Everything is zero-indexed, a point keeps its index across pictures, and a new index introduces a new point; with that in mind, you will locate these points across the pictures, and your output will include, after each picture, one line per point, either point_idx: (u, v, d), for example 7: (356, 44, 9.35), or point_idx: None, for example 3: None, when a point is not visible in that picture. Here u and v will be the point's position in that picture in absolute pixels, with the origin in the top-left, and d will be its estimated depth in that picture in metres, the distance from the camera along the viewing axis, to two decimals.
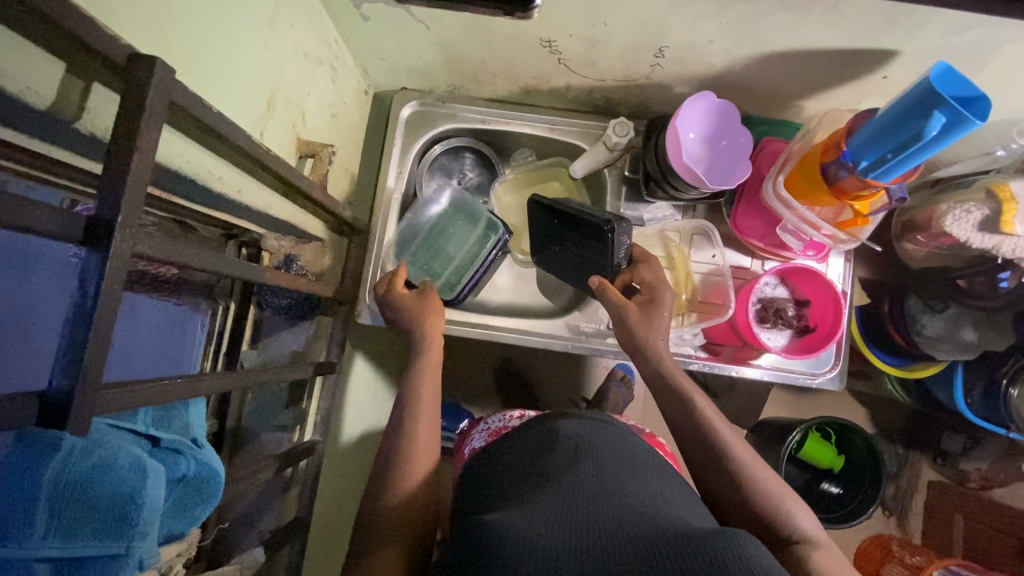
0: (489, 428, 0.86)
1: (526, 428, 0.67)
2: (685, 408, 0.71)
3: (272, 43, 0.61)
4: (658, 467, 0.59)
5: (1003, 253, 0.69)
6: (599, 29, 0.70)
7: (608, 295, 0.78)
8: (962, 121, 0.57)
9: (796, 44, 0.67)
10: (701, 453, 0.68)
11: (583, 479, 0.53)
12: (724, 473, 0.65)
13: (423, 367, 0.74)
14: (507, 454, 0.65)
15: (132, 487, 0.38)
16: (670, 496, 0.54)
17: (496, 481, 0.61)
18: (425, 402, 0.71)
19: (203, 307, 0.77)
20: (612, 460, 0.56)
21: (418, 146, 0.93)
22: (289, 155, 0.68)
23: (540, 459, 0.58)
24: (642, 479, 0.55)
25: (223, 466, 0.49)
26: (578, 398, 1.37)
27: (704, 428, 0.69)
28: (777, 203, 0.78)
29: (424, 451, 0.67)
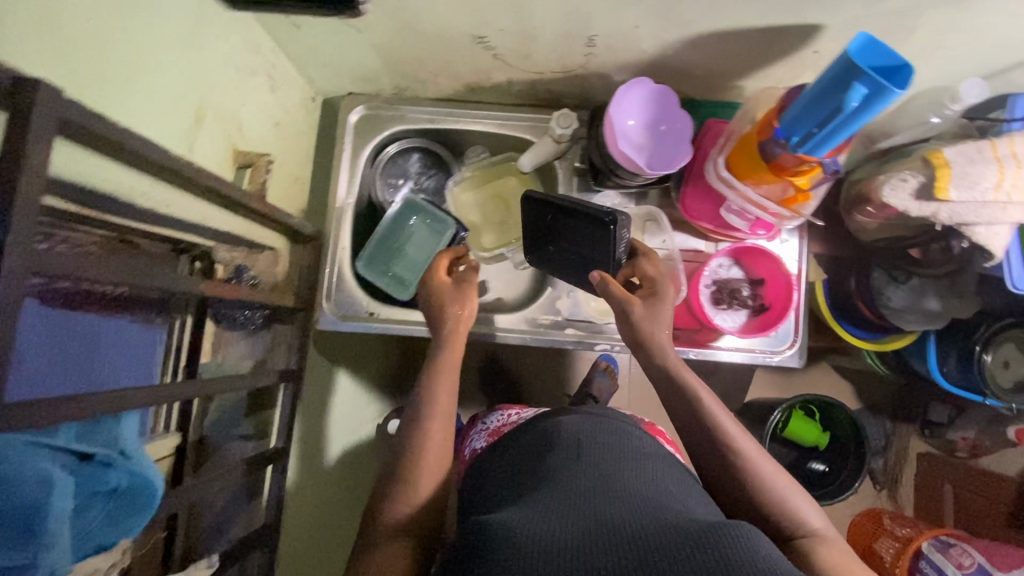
0: (488, 428, 0.86)
1: (526, 426, 0.70)
2: (675, 395, 0.70)
3: (198, 56, 0.62)
4: (653, 461, 0.62)
5: (941, 221, 0.69)
6: (526, 22, 0.70)
7: (613, 290, 0.76)
8: (882, 91, 0.57)
9: (719, 24, 0.68)
10: (698, 442, 0.68)
11: (583, 478, 0.56)
12: (720, 461, 0.65)
13: (440, 367, 0.72)
14: (507, 456, 0.67)
15: (35, 501, 0.39)
16: (668, 489, 0.57)
17: (498, 482, 0.64)
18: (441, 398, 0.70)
19: (157, 322, 0.74)
20: (610, 457, 0.59)
21: (369, 150, 0.94)
22: (225, 167, 0.69)
23: (539, 459, 0.61)
24: (642, 474, 0.58)
25: (159, 477, 0.50)
26: (560, 390, 1.37)
27: (700, 417, 0.68)
28: (719, 184, 0.79)
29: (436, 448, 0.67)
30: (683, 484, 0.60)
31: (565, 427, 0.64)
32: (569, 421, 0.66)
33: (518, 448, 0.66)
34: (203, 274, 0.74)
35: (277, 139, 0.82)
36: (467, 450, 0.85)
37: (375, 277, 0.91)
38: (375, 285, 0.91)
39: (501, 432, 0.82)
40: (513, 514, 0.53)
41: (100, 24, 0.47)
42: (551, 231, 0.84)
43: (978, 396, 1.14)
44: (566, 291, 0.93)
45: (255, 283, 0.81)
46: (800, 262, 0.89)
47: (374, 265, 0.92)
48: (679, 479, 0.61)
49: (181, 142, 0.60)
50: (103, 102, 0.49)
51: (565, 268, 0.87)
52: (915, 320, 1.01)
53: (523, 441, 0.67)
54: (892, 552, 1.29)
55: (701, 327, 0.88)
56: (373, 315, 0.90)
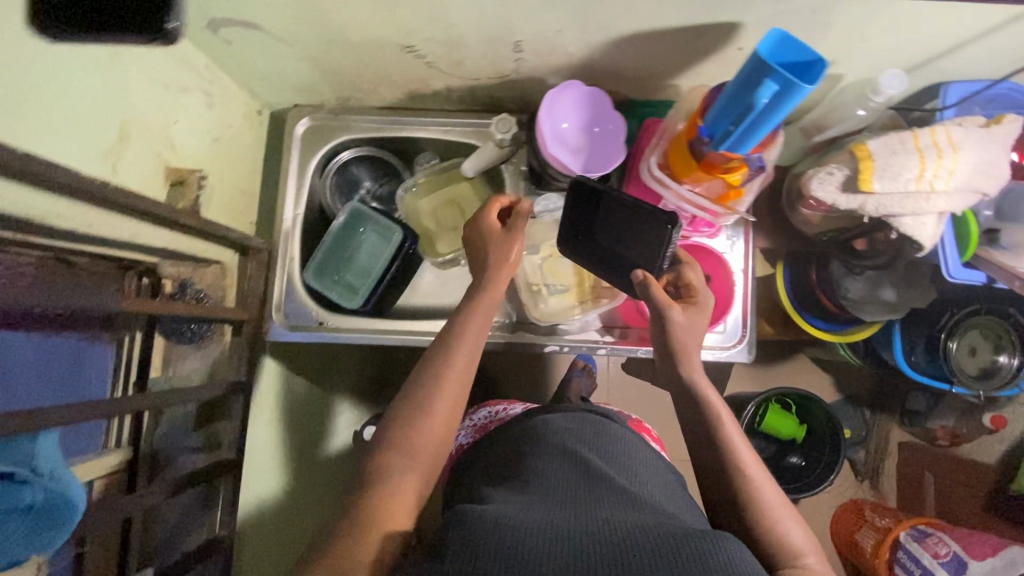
0: (474, 424, 0.92)
1: (516, 425, 0.77)
2: (687, 398, 0.74)
3: (119, 77, 0.63)
4: (637, 465, 0.68)
5: (868, 213, 0.68)
6: (449, 30, 0.71)
7: (653, 295, 0.74)
8: (792, 87, 0.57)
9: (638, 25, 0.68)
10: (695, 446, 0.72)
11: (573, 476, 0.62)
12: (713, 465, 0.69)
13: (466, 330, 0.70)
14: (499, 452, 0.74)
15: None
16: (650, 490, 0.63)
17: (490, 475, 0.70)
18: (461, 358, 0.68)
19: (105, 339, 0.79)
20: (598, 458, 0.66)
21: (316, 160, 0.94)
22: (155, 184, 0.70)
23: (534, 460, 0.67)
24: (626, 475, 0.65)
25: (79, 494, 0.52)
26: (536, 390, 1.38)
27: (698, 415, 0.72)
28: (655, 183, 0.80)
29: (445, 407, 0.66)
30: (663, 488, 0.66)
31: (557, 429, 0.71)
32: (558, 423, 0.73)
33: (510, 447, 0.73)
34: (150, 290, 0.80)
35: (218, 154, 0.83)
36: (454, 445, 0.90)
37: (325, 286, 0.91)
38: (326, 294, 0.92)
39: (487, 427, 0.87)
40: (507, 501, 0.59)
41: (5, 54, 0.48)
42: (590, 222, 0.78)
43: (946, 384, 1.14)
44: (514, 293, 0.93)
45: (200, 297, 0.83)
46: (746, 258, 0.90)
47: (324, 275, 0.92)
48: (659, 482, 0.67)
49: (103, 163, 0.62)
50: (11, 130, 0.50)
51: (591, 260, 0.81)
52: (871, 312, 1.01)
53: (515, 440, 0.74)
54: (872, 543, 1.30)
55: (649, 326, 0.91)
56: (324, 325, 0.91)
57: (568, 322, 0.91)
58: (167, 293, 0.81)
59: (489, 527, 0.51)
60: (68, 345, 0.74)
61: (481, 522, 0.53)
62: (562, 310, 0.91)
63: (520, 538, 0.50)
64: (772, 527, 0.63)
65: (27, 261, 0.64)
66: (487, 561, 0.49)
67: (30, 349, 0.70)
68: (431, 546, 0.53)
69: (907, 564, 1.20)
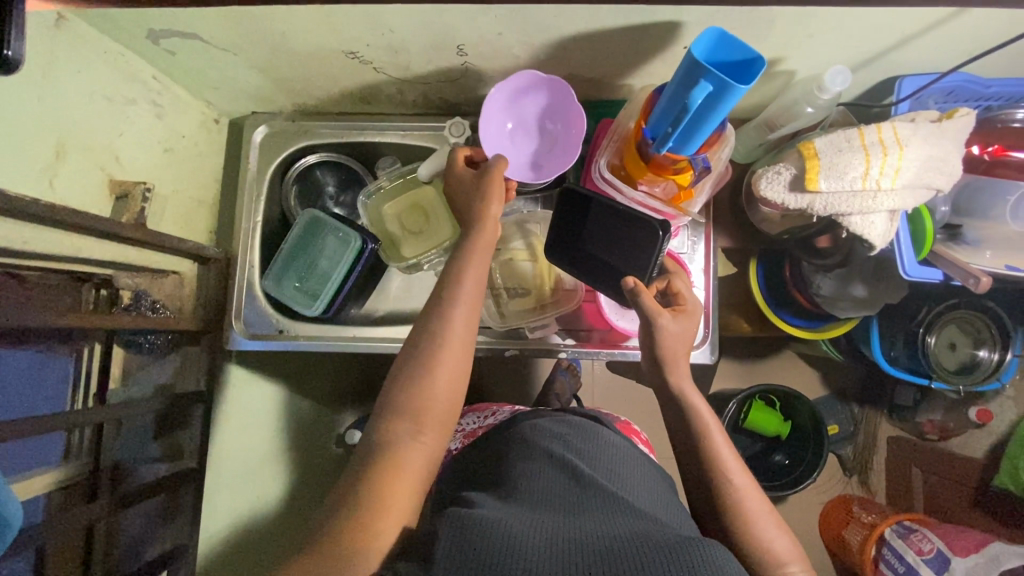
0: (463, 429, 0.90)
1: (505, 429, 0.77)
2: (673, 403, 0.73)
3: (56, 95, 0.63)
4: (627, 466, 0.67)
5: (817, 212, 0.67)
6: (389, 36, 0.70)
7: (642, 303, 0.71)
8: (727, 88, 0.56)
9: (577, 27, 0.67)
10: (683, 451, 0.72)
11: (562, 479, 0.62)
12: (699, 469, 0.69)
13: (456, 310, 0.65)
14: (486, 456, 0.73)
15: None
16: (640, 495, 0.63)
17: (480, 478, 0.69)
18: (456, 325, 0.65)
19: (65, 350, 0.80)
20: (588, 460, 0.65)
21: (275, 167, 0.94)
22: (99, 199, 0.70)
23: (519, 461, 0.67)
24: (615, 478, 0.64)
25: (18, 514, 0.54)
26: (516, 392, 1.37)
27: (687, 418, 0.72)
28: (606, 185, 0.79)
29: (444, 379, 0.63)
30: (653, 490, 0.66)
31: (545, 432, 0.71)
32: (546, 426, 0.73)
33: (497, 450, 0.73)
34: (109, 301, 0.80)
35: (172, 164, 0.83)
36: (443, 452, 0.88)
37: (288, 294, 0.91)
38: (288, 302, 0.91)
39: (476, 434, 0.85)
40: (497, 506, 0.58)
41: None
42: (580, 230, 0.78)
43: (924, 380, 1.12)
44: None
45: (156, 310, 0.83)
46: (707, 258, 0.89)
47: (287, 282, 0.91)
48: (650, 485, 0.66)
49: (40, 179, 0.62)
50: None
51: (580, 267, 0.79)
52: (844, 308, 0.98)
53: (501, 445, 0.74)
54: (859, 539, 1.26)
55: (610, 328, 0.90)
56: (284, 333, 0.92)
57: (531, 325, 0.90)
58: (124, 305, 0.81)
59: (482, 535, 0.50)
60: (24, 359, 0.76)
61: (473, 528, 0.52)
62: (520, 313, 0.90)
63: (516, 548, 0.50)
64: (757, 534, 0.63)
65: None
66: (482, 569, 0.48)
67: (19, 362, 0.76)
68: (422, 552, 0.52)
69: (892, 561, 1.19)
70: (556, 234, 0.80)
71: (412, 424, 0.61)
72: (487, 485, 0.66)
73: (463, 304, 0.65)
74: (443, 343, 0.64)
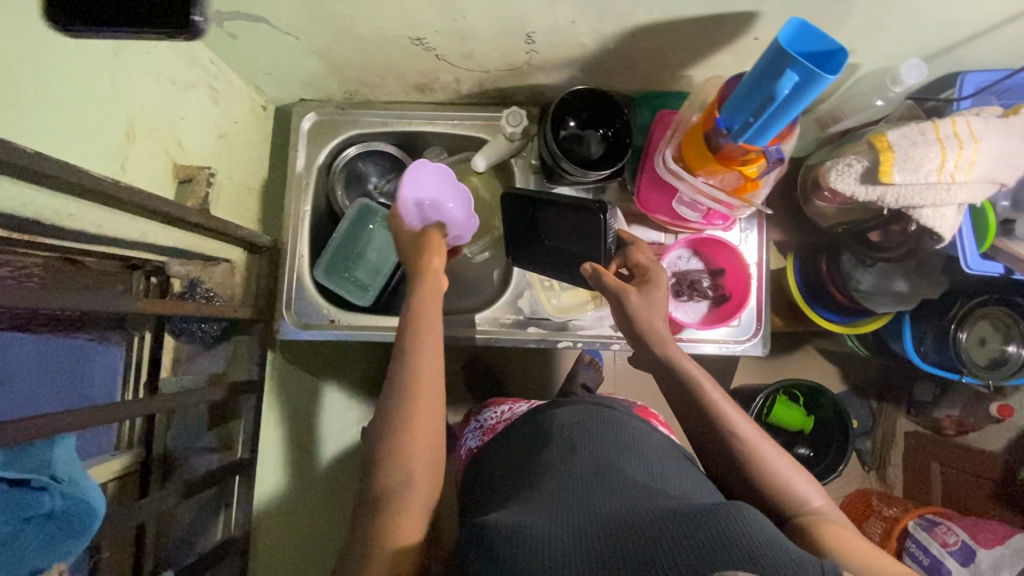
0: (483, 425, 0.91)
1: (522, 422, 0.74)
2: (676, 385, 0.71)
3: (125, 76, 0.61)
4: (651, 451, 0.65)
5: (888, 204, 0.68)
6: (460, 22, 0.69)
7: (607, 284, 0.75)
8: (813, 78, 0.56)
9: (654, 17, 0.67)
10: (695, 430, 0.69)
11: (587, 465, 0.59)
12: (717, 444, 0.66)
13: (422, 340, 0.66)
14: (511, 448, 0.71)
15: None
16: (670, 479, 0.60)
17: (505, 473, 0.67)
18: (424, 365, 0.65)
19: (116, 338, 0.78)
20: (612, 448, 0.63)
21: (322, 156, 0.93)
22: (164, 184, 0.69)
23: (538, 454, 0.65)
24: (642, 463, 0.61)
25: (101, 501, 0.51)
26: (546, 385, 1.37)
27: (694, 400, 0.69)
28: (669, 175, 0.79)
29: (424, 415, 0.62)
30: (682, 472, 0.63)
31: (563, 421, 0.68)
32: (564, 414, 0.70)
33: (520, 440, 0.70)
34: (159, 289, 0.80)
35: (224, 151, 0.82)
36: (464, 449, 0.90)
37: (342, 284, 0.91)
38: (340, 292, 0.91)
39: (495, 430, 0.85)
40: (526, 505, 0.55)
41: (5, 46, 0.47)
42: (535, 226, 0.84)
43: (955, 374, 1.11)
44: (525, 288, 0.91)
45: (210, 297, 0.82)
46: (759, 250, 0.90)
47: (340, 273, 0.92)
48: (679, 468, 0.64)
49: (110, 161, 0.60)
50: (14, 131, 0.49)
51: (547, 265, 0.85)
52: (882, 302, 0.98)
53: (521, 437, 0.72)
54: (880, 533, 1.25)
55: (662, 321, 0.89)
56: (336, 323, 0.90)
57: (581, 318, 0.90)
58: (176, 292, 0.80)
59: (514, 542, 0.48)
60: (73, 347, 0.72)
61: (505, 538, 0.49)
62: (575, 305, 0.91)
63: (550, 548, 0.47)
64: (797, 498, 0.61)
65: (34, 264, 0.64)
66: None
67: (25, 351, 0.66)
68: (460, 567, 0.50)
69: (917, 554, 1.15)
70: (516, 238, 0.87)
71: (408, 457, 0.60)
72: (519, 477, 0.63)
73: (427, 348, 0.66)
74: (417, 381, 0.64)
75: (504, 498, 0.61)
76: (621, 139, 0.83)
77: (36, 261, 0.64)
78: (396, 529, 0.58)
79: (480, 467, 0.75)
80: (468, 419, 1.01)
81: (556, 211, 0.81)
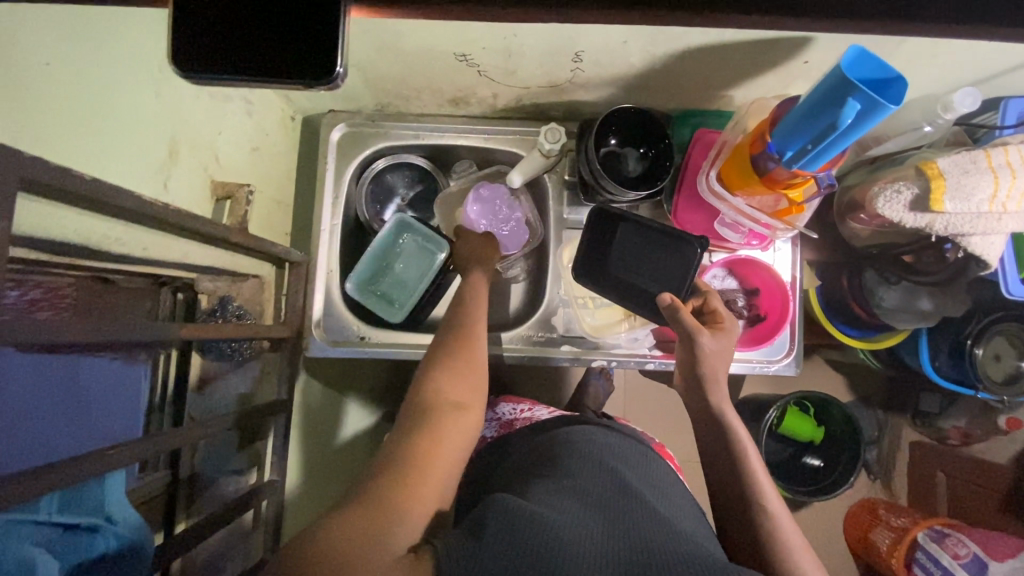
0: (498, 418, 0.89)
1: (543, 430, 0.74)
2: (714, 429, 0.70)
3: (169, 90, 0.59)
4: (668, 490, 0.64)
5: (936, 231, 0.69)
6: (510, 40, 0.68)
7: (681, 319, 0.71)
8: (875, 107, 0.54)
9: (708, 40, 0.66)
10: (712, 460, 0.69)
11: (611, 487, 0.58)
12: (732, 481, 0.66)
13: (466, 330, 0.71)
14: (518, 458, 0.70)
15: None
16: (680, 517, 0.58)
17: (516, 474, 0.65)
18: (478, 367, 0.68)
19: (144, 357, 0.72)
20: (632, 474, 0.62)
21: (352, 168, 0.91)
22: (202, 201, 0.68)
23: (559, 460, 0.63)
24: (658, 496, 0.61)
25: (149, 538, 0.50)
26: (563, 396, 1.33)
27: (721, 424, 0.69)
28: (712, 197, 0.79)
29: (459, 399, 0.64)
30: (689, 514, 0.61)
31: (589, 439, 0.67)
32: (588, 432, 0.69)
33: (532, 451, 0.69)
34: (185, 306, 0.76)
35: (256, 164, 0.79)
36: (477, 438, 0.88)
37: (371, 300, 0.89)
38: (369, 307, 0.89)
39: (512, 424, 0.84)
40: (543, 502, 0.54)
41: (61, 67, 0.45)
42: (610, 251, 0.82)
43: (969, 390, 1.07)
44: (561, 305, 0.90)
45: (239, 316, 0.80)
46: (793, 270, 0.90)
47: (370, 287, 0.90)
48: (684, 508, 0.62)
49: (152, 181, 0.58)
50: (63, 156, 0.46)
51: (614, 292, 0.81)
52: (904, 320, 0.91)
53: (535, 447, 0.70)
54: (888, 542, 1.23)
55: None
56: (365, 340, 0.88)
57: (615, 337, 0.89)
58: (204, 309, 0.77)
59: (530, 535, 0.46)
60: (94, 370, 0.63)
61: (522, 520, 0.48)
62: (609, 324, 0.90)
63: (565, 550, 0.46)
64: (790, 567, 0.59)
65: (66, 283, 0.59)
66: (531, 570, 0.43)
67: (37, 383, 0.55)
68: (461, 534, 0.48)
69: (927, 564, 1.13)
70: (585, 258, 0.83)
71: (443, 425, 0.60)
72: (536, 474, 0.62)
73: (478, 355, 0.69)
74: (466, 378, 0.66)
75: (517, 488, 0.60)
76: (662, 160, 0.82)
77: (70, 281, 0.59)
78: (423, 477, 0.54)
79: (488, 460, 0.76)
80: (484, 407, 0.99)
81: (639, 241, 0.80)
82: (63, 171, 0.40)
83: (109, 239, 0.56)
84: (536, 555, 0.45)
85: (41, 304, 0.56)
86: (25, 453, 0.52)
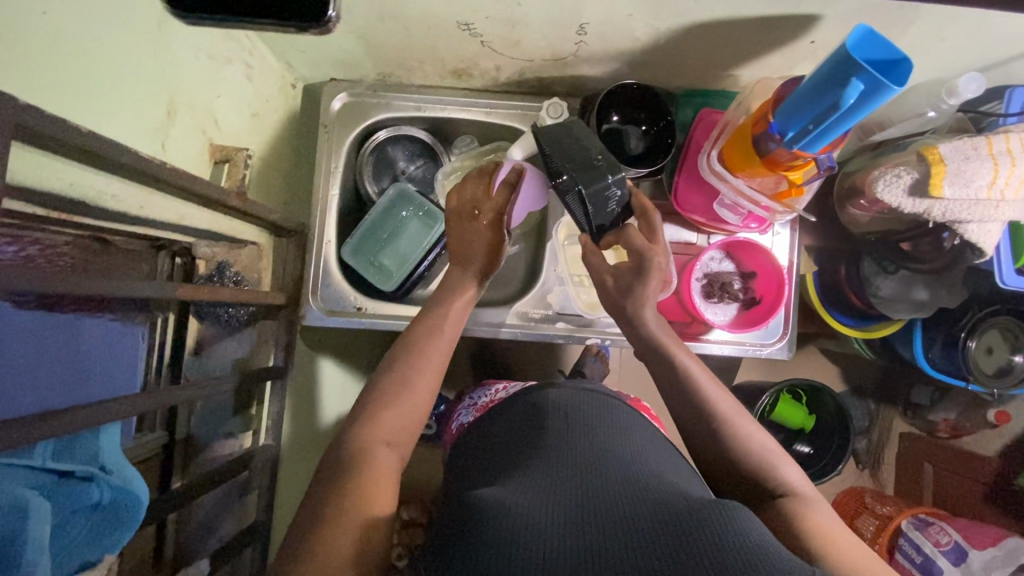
0: (475, 403, 0.90)
1: (518, 396, 0.75)
2: (665, 372, 0.68)
3: (166, 49, 0.59)
4: (637, 439, 0.64)
5: (933, 217, 0.69)
6: (514, 9, 0.67)
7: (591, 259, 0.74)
8: (879, 88, 0.54)
9: (715, 14, 0.65)
10: (677, 412, 0.67)
11: (580, 448, 0.59)
12: (697, 418, 0.65)
13: (428, 323, 0.69)
14: (499, 429, 0.71)
15: (12, 531, 0.42)
16: (659, 465, 0.59)
17: (492, 453, 0.67)
18: (434, 349, 0.66)
19: (140, 320, 0.74)
20: (605, 434, 0.63)
21: (352, 137, 0.89)
22: (201, 161, 0.68)
23: (537, 436, 0.63)
24: (635, 450, 0.61)
25: (141, 490, 0.53)
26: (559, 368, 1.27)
27: (686, 388, 0.66)
28: (711, 177, 0.78)
29: (418, 394, 0.62)
30: (665, 463, 0.61)
31: (562, 409, 0.67)
32: (564, 399, 0.70)
33: (511, 425, 0.69)
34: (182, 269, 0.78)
35: (258, 130, 0.81)
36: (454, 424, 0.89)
37: (368, 272, 0.89)
38: (367, 277, 0.89)
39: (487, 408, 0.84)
40: (507, 483, 0.54)
41: (57, 15, 0.44)
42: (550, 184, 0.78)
43: (960, 382, 1.04)
44: (557, 284, 0.91)
45: (238, 281, 0.81)
46: (791, 252, 0.90)
47: (368, 256, 0.90)
48: (657, 456, 0.62)
49: (152, 139, 0.59)
50: (57, 106, 0.46)
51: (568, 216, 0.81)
52: (900, 311, 0.91)
53: (513, 418, 0.71)
54: (873, 529, 1.20)
55: (691, 320, 0.88)
56: (362, 310, 0.87)
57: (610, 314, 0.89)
58: (201, 274, 0.79)
59: (488, 513, 0.46)
60: (83, 328, 0.64)
61: (480, 505, 0.47)
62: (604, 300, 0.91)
63: (528, 524, 0.45)
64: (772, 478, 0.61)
65: (64, 242, 0.61)
66: (492, 538, 0.43)
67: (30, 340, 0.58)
68: (437, 543, 0.48)
69: (909, 552, 1.10)
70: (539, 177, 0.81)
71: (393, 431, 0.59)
72: (516, 457, 0.61)
73: (448, 320, 0.69)
74: (410, 368, 0.64)
75: (491, 479, 0.59)
76: (664, 137, 0.83)
77: (66, 239, 0.61)
78: (370, 499, 0.54)
79: (476, 433, 0.75)
80: (459, 401, 1.00)
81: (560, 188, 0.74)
82: (56, 120, 0.40)
83: (105, 196, 0.56)
84: (495, 532, 0.44)
85: (37, 260, 0.58)
86: (25, 398, 0.56)
